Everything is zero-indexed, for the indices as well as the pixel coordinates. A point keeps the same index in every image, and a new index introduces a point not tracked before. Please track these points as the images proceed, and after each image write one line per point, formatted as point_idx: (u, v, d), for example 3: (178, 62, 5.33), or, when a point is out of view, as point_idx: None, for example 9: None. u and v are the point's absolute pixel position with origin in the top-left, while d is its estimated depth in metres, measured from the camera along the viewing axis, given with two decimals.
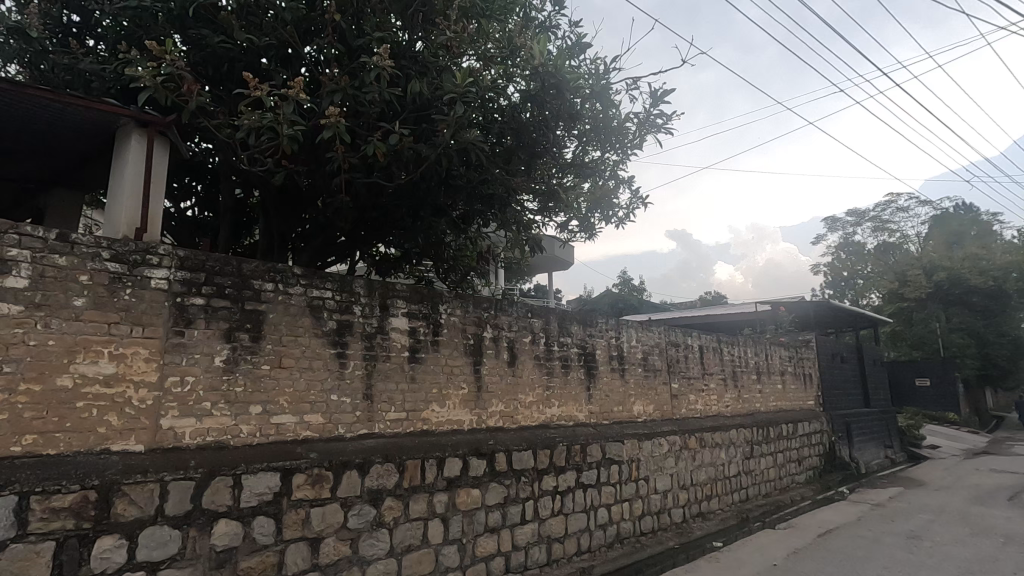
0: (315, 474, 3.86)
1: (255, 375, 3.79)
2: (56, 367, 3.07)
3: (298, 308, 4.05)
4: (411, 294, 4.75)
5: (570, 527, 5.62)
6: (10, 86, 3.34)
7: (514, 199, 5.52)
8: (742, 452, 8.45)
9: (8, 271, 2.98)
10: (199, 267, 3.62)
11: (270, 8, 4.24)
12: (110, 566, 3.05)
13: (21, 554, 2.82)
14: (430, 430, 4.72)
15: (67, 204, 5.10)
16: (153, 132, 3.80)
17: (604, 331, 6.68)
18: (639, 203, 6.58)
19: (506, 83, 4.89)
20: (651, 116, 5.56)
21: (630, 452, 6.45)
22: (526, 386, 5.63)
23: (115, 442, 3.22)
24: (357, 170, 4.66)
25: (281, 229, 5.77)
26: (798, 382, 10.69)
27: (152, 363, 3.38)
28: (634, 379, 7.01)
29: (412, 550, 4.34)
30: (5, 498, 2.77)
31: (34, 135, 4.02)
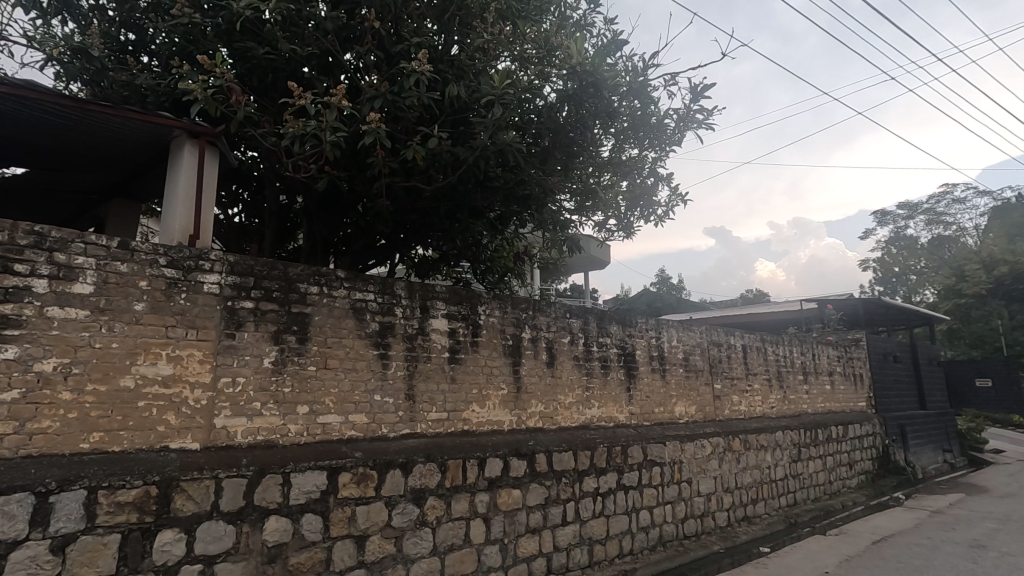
0: (361, 472, 3.95)
1: (302, 375, 3.89)
2: (119, 368, 3.23)
3: (342, 310, 4.15)
4: (450, 295, 4.81)
5: (612, 529, 5.57)
6: (74, 102, 3.55)
7: (550, 198, 5.56)
8: (788, 455, 8.19)
9: (76, 277, 3.16)
10: (248, 272, 3.75)
11: (310, 19, 4.35)
12: (171, 559, 3.20)
13: (90, 545, 2.97)
14: (471, 430, 4.76)
15: (126, 214, 5.36)
16: (204, 143, 3.98)
17: (644, 331, 6.59)
18: (678, 200, 6.46)
19: (542, 84, 4.85)
20: (690, 112, 5.47)
21: (671, 453, 6.34)
22: (565, 387, 5.60)
23: (173, 440, 3.36)
24: (397, 174, 4.73)
25: (324, 233, 5.92)
26: (847, 382, 10.29)
27: (206, 364, 3.52)
28: (675, 380, 6.89)
29: (454, 550, 4.38)
30: (76, 491, 2.94)
31: (95, 148, 4.24)
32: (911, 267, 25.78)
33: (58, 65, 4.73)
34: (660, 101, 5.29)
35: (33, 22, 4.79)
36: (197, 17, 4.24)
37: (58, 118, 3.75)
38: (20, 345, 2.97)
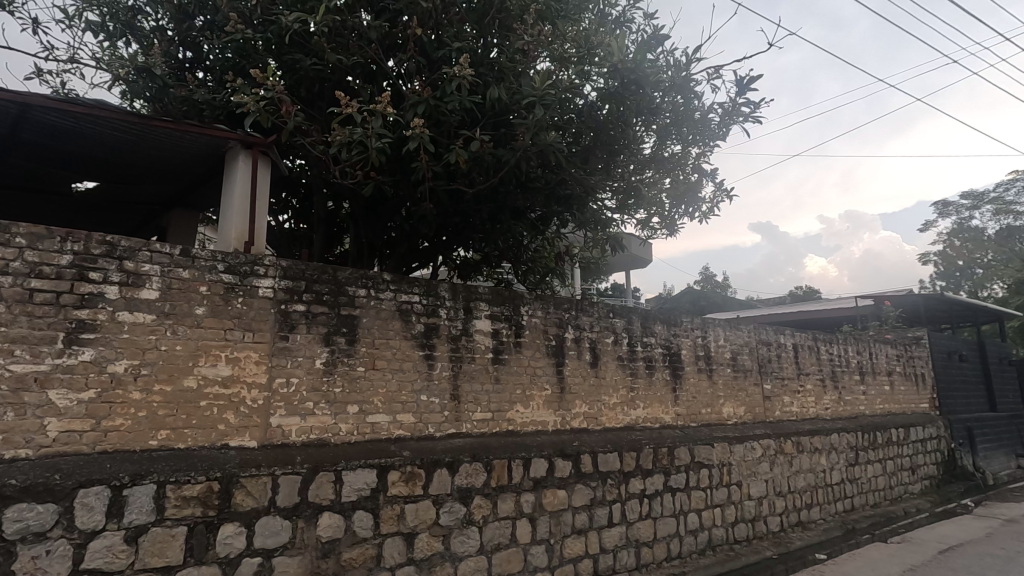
0: (409, 471, 4.03)
1: (351, 376, 4.00)
2: (183, 369, 3.41)
3: (388, 312, 4.25)
4: (493, 296, 4.85)
5: (659, 532, 5.48)
6: (139, 118, 3.76)
7: (591, 197, 5.56)
8: (845, 459, 7.86)
9: (142, 284, 3.35)
10: (299, 276, 3.89)
11: (355, 29, 4.48)
12: (233, 551, 3.34)
13: (159, 536, 3.14)
14: (516, 431, 4.79)
15: (185, 222, 5.64)
16: (257, 153, 4.15)
17: (689, 330, 6.46)
18: (724, 196, 6.30)
19: (583, 83, 4.93)
20: (737, 105, 5.33)
21: (720, 455, 6.19)
22: (609, 387, 5.55)
23: (232, 438, 3.52)
24: (440, 177, 4.81)
25: (370, 238, 6.07)
26: (908, 382, 9.78)
27: (262, 365, 3.67)
28: (723, 380, 6.73)
29: (501, 550, 4.41)
30: (146, 485, 3.12)
31: (156, 161, 4.47)
32: (977, 260, 24.27)
33: (124, 83, 5.02)
34: (704, 96, 5.19)
35: (100, 44, 5.10)
36: (249, 32, 4.43)
37: (124, 134, 3.98)
38: (94, 348, 3.17)
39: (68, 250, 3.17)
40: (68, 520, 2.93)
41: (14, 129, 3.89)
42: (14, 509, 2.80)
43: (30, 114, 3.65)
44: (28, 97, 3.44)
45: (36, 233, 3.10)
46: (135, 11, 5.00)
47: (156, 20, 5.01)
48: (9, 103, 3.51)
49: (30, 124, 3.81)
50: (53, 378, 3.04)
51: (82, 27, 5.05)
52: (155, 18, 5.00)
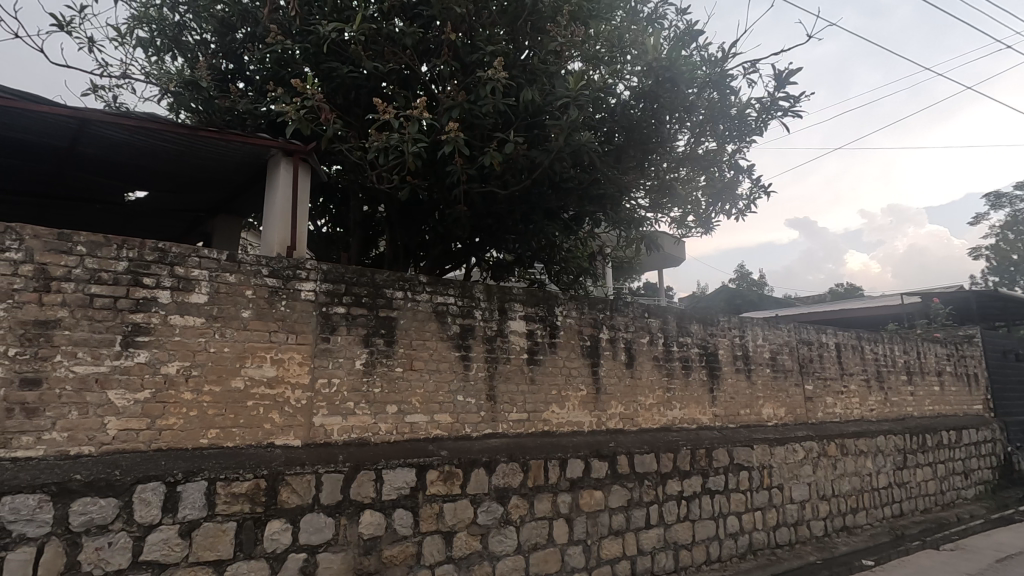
0: (447, 471, 4.08)
1: (390, 376, 4.08)
2: (230, 370, 3.53)
3: (425, 313, 4.31)
4: (528, 297, 4.87)
5: (698, 534, 5.40)
6: (186, 130, 3.92)
7: (625, 196, 5.52)
8: (892, 462, 7.58)
9: (193, 288, 3.49)
10: (339, 279, 4.00)
11: (390, 36, 4.57)
12: (280, 547, 3.45)
13: (210, 531, 3.26)
14: (552, 431, 4.80)
15: (229, 228, 5.84)
16: (297, 160, 4.28)
17: (727, 329, 6.35)
18: (761, 192, 6.17)
19: (616, 82, 4.92)
20: (775, 100, 5.24)
21: (761, 457, 6.06)
22: (645, 388, 5.50)
23: (278, 437, 3.64)
24: (474, 180, 4.86)
25: (405, 241, 6.17)
26: (960, 383, 9.37)
27: (305, 366, 3.78)
28: (763, 381, 6.58)
29: (539, 550, 4.42)
30: (198, 482, 3.25)
31: (202, 170, 4.64)
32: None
33: (171, 96, 5.24)
34: (741, 92, 5.13)
35: (149, 59, 5.33)
36: (289, 42, 4.56)
37: (173, 146, 4.16)
38: (149, 350, 3.32)
39: (124, 257, 3.33)
40: (127, 514, 3.07)
41: (74, 143, 4.10)
42: (79, 503, 2.97)
43: (88, 128, 3.85)
44: (85, 112, 3.63)
45: (95, 241, 3.27)
46: (182, 27, 5.22)
47: (201, 35, 5.22)
48: (69, 118, 3.71)
49: (87, 138, 4.02)
50: (112, 378, 3.20)
51: (132, 44, 5.30)
52: (200, 32, 5.20)
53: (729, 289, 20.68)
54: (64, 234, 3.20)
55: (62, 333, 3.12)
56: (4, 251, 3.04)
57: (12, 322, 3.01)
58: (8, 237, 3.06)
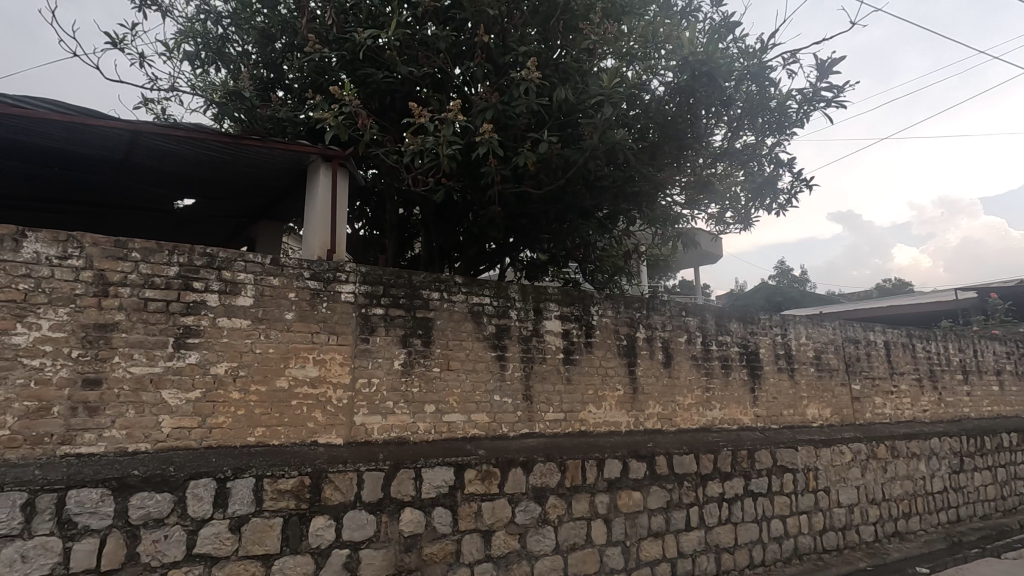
0: (484, 470, 4.12)
1: (428, 376, 4.14)
2: (275, 370, 3.65)
3: (461, 314, 4.35)
4: (563, 297, 4.86)
5: (740, 537, 5.28)
6: (230, 139, 4.07)
7: (660, 193, 5.45)
8: (947, 465, 7.24)
9: (239, 291, 3.61)
10: (378, 281, 4.07)
11: (424, 41, 4.63)
12: (324, 542, 3.54)
13: (258, 526, 3.37)
14: (588, 431, 4.77)
15: (271, 233, 6.03)
16: (336, 165, 4.40)
17: (768, 327, 6.19)
18: (803, 185, 5.99)
19: (650, 78, 4.85)
20: (817, 90, 5.08)
21: (805, 459, 5.88)
22: (684, 388, 5.41)
23: (321, 435, 3.73)
24: (508, 180, 4.89)
25: (440, 242, 6.24)
26: (1021, 383, 8.88)
27: (345, 366, 3.87)
28: (806, 380, 6.38)
29: (577, 550, 4.40)
30: (246, 478, 3.37)
31: (245, 177, 4.81)
32: None
33: (216, 107, 5.47)
34: (780, 83, 4.99)
35: (195, 72, 5.56)
36: (326, 51, 4.67)
37: (218, 155, 4.32)
38: (199, 351, 3.45)
39: (175, 262, 3.48)
40: (181, 508, 3.21)
41: (128, 155, 4.31)
42: (137, 497, 3.11)
43: (140, 140, 4.04)
44: (137, 124, 3.81)
45: (148, 247, 3.42)
46: (225, 40, 5.42)
47: (243, 47, 5.40)
48: (122, 131, 3.90)
49: (139, 150, 4.22)
50: (166, 378, 3.35)
51: (180, 58, 5.53)
52: (242, 43, 5.39)
53: (769, 286, 20.11)
54: (120, 241, 3.36)
55: (120, 335, 3.28)
56: (67, 258, 3.21)
57: (75, 325, 3.18)
58: (70, 245, 3.23)
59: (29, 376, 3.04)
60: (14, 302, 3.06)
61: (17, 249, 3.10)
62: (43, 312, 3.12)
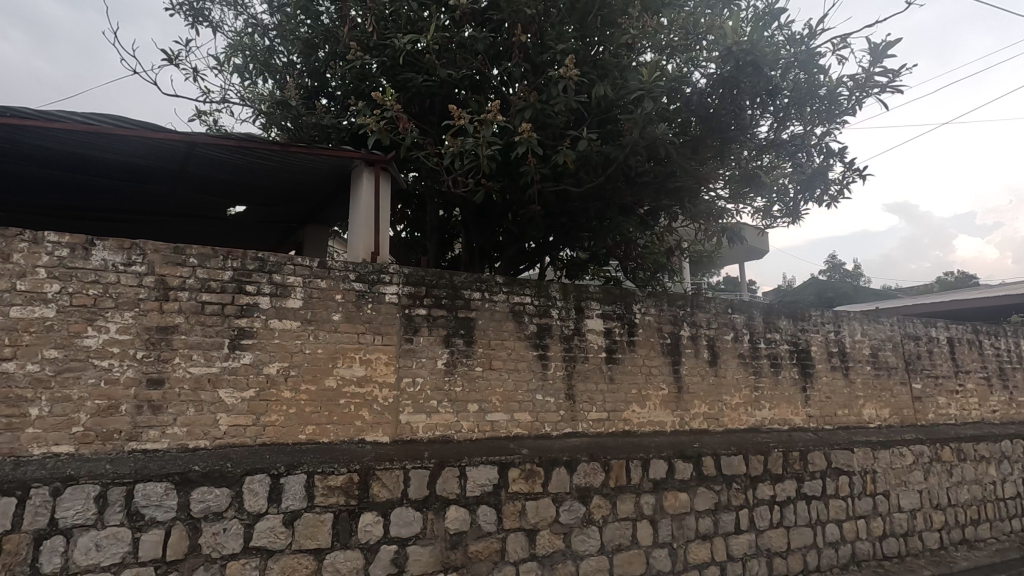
0: (528, 469, 4.12)
1: (470, 376, 4.17)
2: (324, 370, 3.76)
3: (502, 313, 4.37)
4: (604, 295, 4.82)
5: (794, 542, 5.10)
6: (279, 147, 4.21)
7: (703, 187, 5.32)
8: (1020, 470, 6.79)
9: (289, 294, 3.74)
10: (420, 282, 4.14)
11: (461, 43, 4.67)
12: (372, 538, 3.62)
13: (310, 521, 3.48)
14: (633, 431, 4.71)
15: (318, 238, 6.20)
16: (378, 169, 4.49)
17: (819, 324, 5.96)
18: (855, 175, 5.73)
19: (691, 70, 4.74)
20: (870, 76, 4.85)
21: (862, 462, 5.63)
22: (730, 387, 5.27)
23: (368, 433, 3.82)
24: (548, 179, 4.88)
25: (481, 242, 6.27)
26: None
27: (390, 366, 3.95)
28: (863, 379, 6.11)
29: (623, 551, 4.35)
30: (298, 475, 3.48)
31: (293, 183, 4.97)
32: None
33: (264, 116, 5.68)
34: (830, 70, 4.79)
35: (243, 83, 5.78)
36: (367, 58, 4.78)
37: (267, 163, 4.48)
38: (253, 352, 3.59)
39: (229, 266, 3.63)
40: (238, 503, 3.35)
41: (184, 165, 4.52)
42: (198, 491, 3.27)
43: (195, 151, 4.23)
44: (193, 135, 3.99)
45: (204, 253, 3.59)
46: (271, 51, 5.61)
47: (288, 57, 5.58)
48: (179, 143, 4.10)
49: (195, 160, 4.41)
50: (223, 378, 3.50)
51: (230, 71, 5.76)
52: (287, 54, 5.56)
53: (820, 281, 19.35)
54: (179, 248, 3.53)
55: (180, 337, 3.44)
56: (131, 265, 3.40)
57: (139, 327, 3.36)
58: (134, 252, 3.42)
59: (99, 376, 3.23)
60: (85, 307, 3.26)
61: (87, 256, 3.30)
62: (110, 316, 3.31)
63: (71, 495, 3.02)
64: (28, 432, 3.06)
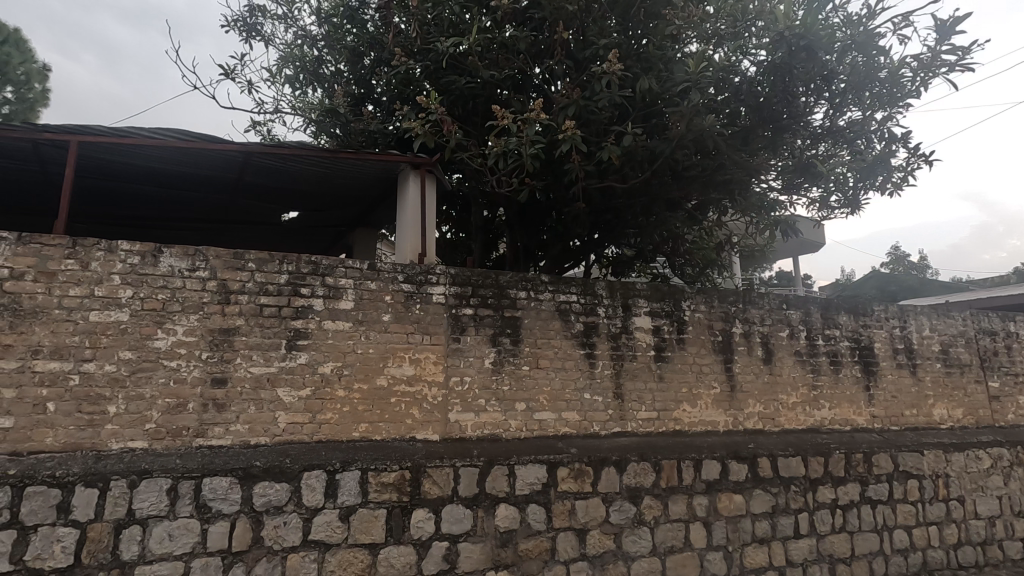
0: (577, 468, 4.10)
1: (518, 375, 4.19)
2: (376, 369, 3.85)
3: (548, 312, 4.36)
4: (652, 292, 4.73)
5: (858, 548, 4.86)
6: (329, 153, 4.34)
7: (754, 179, 5.14)
8: None
9: (341, 296, 3.86)
10: (467, 282, 4.19)
11: (503, 44, 4.69)
12: (424, 534, 3.69)
13: (365, 516, 3.58)
14: (684, 430, 4.61)
15: (367, 241, 6.35)
16: (423, 172, 4.57)
17: (883, 320, 5.66)
18: (920, 161, 5.41)
19: (740, 58, 4.59)
20: (936, 56, 4.58)
21: (933, 465, 5.32)
22: (787, 386, 5.07)
23: (418, 431, 3.89)
24: (592, 176, 4.84)
25: (525, 242, 6.27)
26: None
27: (439, 365, 4.01)
28: (932, 377, 5.76)
29: (675, 553, 4.27)
30: (353, 471, 3.59)
31: (343, 188, 5.11)
32: None
33: (314, 124, 5.87)
34: (892, 51, 4.55)
35: (294, 93, 5.99)
36: (411, 63, 4.87)
37: (318, 169, 4.62)
38: (309, 352, 3.73)
39: (285, 270, 3.78)
40: (297, 497, 3.48)
41: (242, 174, 4.72)
42: (260, 486, 3.42)
43: (251, 160, 4.41)
44: (249, 145, 4.17)
45: (262, 257, 3.74)
46: (320, 61, 5.79)
47: (336, 66, 5.74)
48: (236, 153, 4.28)
49: (251, 169, 4.61)
50: (281, 378, 3.64)
51: (282, 82, 5.98)
52: (334, 63, 5.73)
53: (881, 275, 18.39)
54: (238, 253, 3.69)
55: (241, 338, 3.61)
56: (195, 270, 3.58)
57: (203, 329, 3.54)
58: (197, 258, 3.60)
59: (168, 375, 3.43)
60: (155, 311, 3.46)
61: (156, 263, 3.51)
62: (178, 319, 3.50)
63: (145, 487, 3.21)
64: (107, 428, 3.27)
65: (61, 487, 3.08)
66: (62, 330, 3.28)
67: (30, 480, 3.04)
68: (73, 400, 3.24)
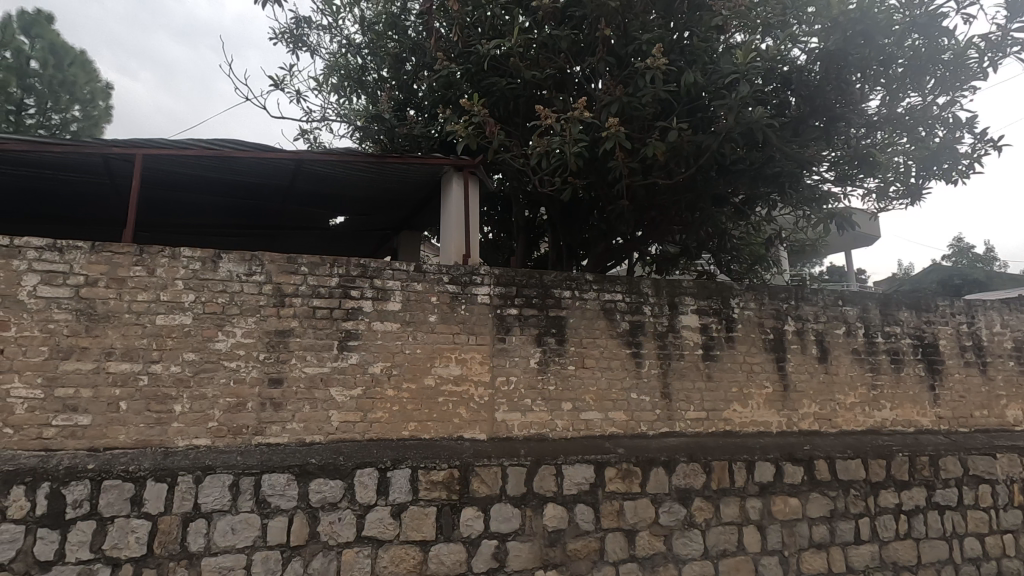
0: (625, 468, 4.06)
1: (563, 374, 4.18)
2: (423, 369, 3.92)
3: (594, 312, 4.34)
4: (700, 290, 4.64)
5: (925, 555, 4.63)
6: (376, 159, 4.42)
7: (806, 172, 4.96)
8: None
9: (388, 298, 3.94)
10: (511, 282, 4.20)
11: (544, 43, 4.68)
12: (474, 532, 3.73)
13: (416, 514, 3.65)
14: (735, 431, 4.50)
15: (412, 244, 6.46)
16: (467, 174, 4.61)
17: (948, 315, 5.36)
18: (987, 147, 5.09)
19: (790, 47, 4.44)
20: (1006, 34, 4.31)
21: (1006, 469, 5.00)
22: (844, 385, 4.87)
23: (466, 430, 3.94)
24: (636, 173, 4.77)
25: (568, 241, 6.26)
26: None
27: (485, 365, 4.04)
28: (1004, 376, 5.42)
29: (728, 556, 4.17)
30: (403, 469, 3.66)
31: (389, 191, 5.20)
32: None
33: (359, 130, 6.01)
34: (957, 32, 4.31)
35: (339, 100, 6.15)
36: (453, 66, 4.92)
37: (366, 175, 4.73)
38: (359, 353, 3.82)
39: (336, 273, 3.88)
40: (351, 494, 3.58)
41: (293, 180, 4.86)
42: (316, 482, 3.53)
43: (302, 166, 4.54)
44: (301, 153, 4.31)
45: (314, 261, 3.86)
46: (363, 69, 5.93)
47: (379, 73, 5.86)
48: (289, 160, 4.42)
49: (302, 176, 4.75)
50: (333, 378, 3.75)
51: (328, 90, 6.15)
52: (377, 69, 5.86)
53: (943, 268, 17.41)
54: (292, 258, 3.83)
55: (295, 339, 3.74)
56: (252, 274, 3.73)
57: (260, 332, 3.68)
58: (254, 263, 3.75)
59: (229, 376, 3.58)
60: (215, 314, 3.63)
61: (215, 268, 3.67)
62: (236, 321, 3.66)
63: (209, 483, 3.37)
64: (173, 426, 3.45)
65: (134, 481, 3.27)
66: (132, 333, 3.48)
67: (107, 474, 3.23)
68: (143, 399, 3.43)
